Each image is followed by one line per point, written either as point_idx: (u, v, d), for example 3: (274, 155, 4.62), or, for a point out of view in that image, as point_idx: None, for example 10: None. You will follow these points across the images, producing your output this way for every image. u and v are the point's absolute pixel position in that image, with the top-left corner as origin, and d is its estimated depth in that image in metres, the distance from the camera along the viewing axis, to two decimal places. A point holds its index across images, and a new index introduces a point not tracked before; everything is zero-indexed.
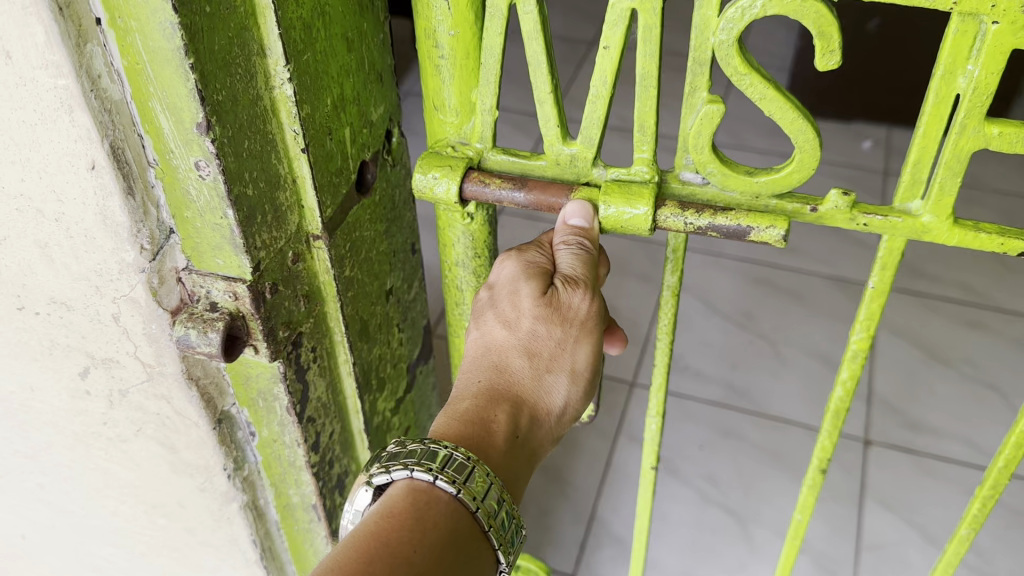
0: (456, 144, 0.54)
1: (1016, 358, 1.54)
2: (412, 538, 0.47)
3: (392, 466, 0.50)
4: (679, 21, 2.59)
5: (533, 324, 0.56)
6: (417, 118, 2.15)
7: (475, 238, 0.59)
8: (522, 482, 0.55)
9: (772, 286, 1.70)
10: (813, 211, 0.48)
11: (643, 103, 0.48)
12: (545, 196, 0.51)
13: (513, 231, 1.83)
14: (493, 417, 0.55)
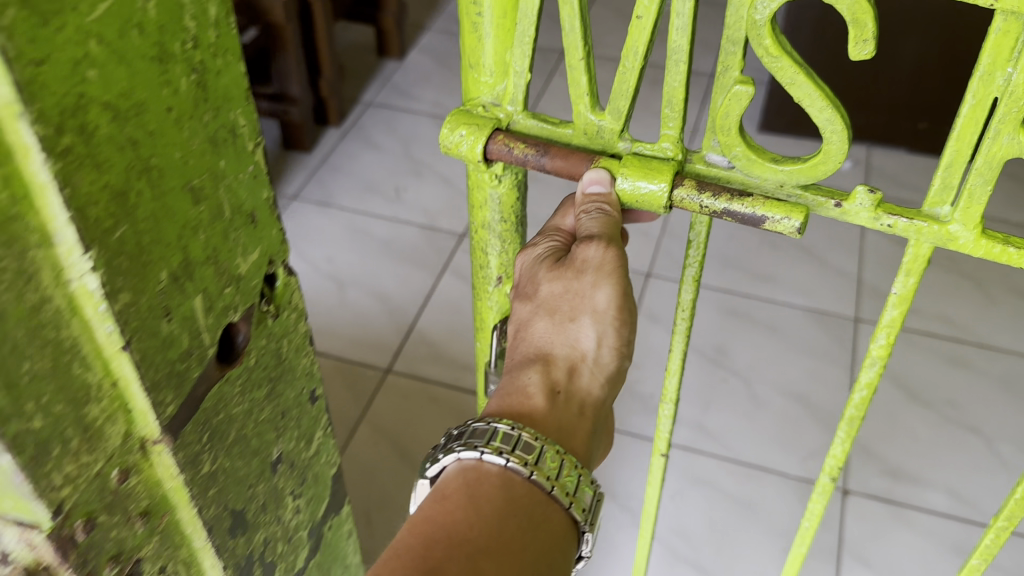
0: (487, 104, 0.54)
1: (998, 399, 1.47)
2: (467, 517, 0.54)
3: (443, 452, 0.56)
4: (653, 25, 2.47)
5: (550, 290, 0.60)
6: (377, 136, 2.04)
7: (504, 201, 0.59)
8: (578, 431, 0.60)
9: (747, 318, 1.62)
10: (837, 208, 0.48)
11: (674, 76, 0.48)
12: (566, 164, 0.52)
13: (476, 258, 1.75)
14: (525, 384, 0.60)
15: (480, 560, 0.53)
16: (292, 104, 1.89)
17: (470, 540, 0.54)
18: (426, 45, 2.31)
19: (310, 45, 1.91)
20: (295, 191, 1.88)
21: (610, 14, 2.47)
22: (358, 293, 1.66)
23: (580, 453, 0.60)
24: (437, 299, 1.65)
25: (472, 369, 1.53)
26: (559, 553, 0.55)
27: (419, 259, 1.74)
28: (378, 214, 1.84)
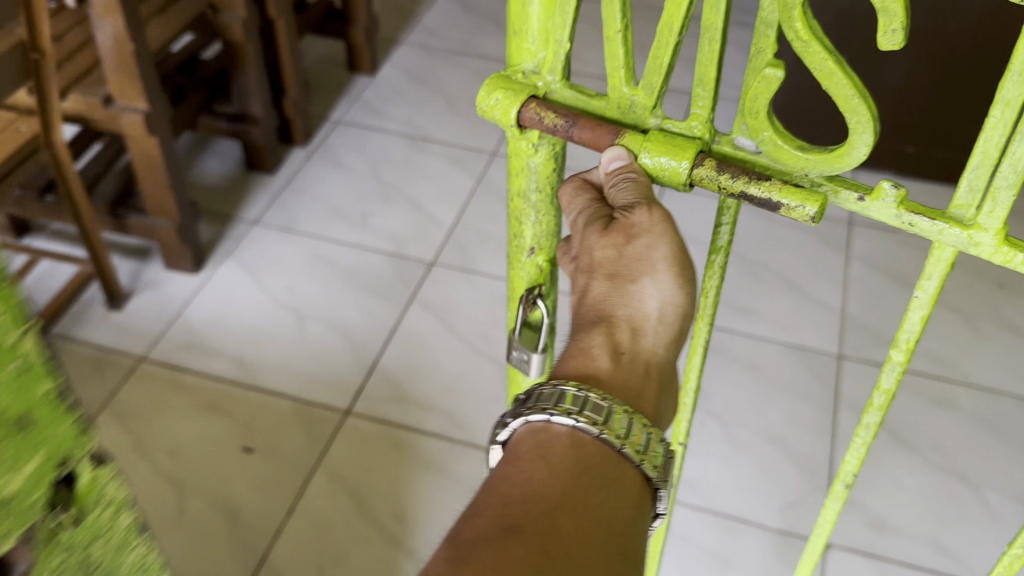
0: (528, 72, 0.57)
1: (985, 444, 1.41)
2: (543, 474, 0.53)
3: (511, 418, 0.56)
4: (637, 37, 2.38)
5: (604, 256, 0.61)
6: (346, 157, 1.96)
7: (541, 170, 0.61)
8: (646, 390, 0.60)
9: (725, 355, 1.55)
10: (862, 201, 0.47)
11: (705, 56, 0.49)
12: (593, 136, 0.54)
13: (445, 288, 1.67)
14: (589, 343, 0.60)
15: (557, 517, 0.51)
16: (253, 125, 1.81)
17: (544, 496, 0.52)
18: (399, 62, 2.24)
19: (274, 63, 1.84)
20: (255, 216, 1.81)
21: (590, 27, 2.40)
22: (320, 325, 1.59)
23: (650, 412, 0.59)
24: (401, 333, 1.58)
25: (436, 410, 1.45)
26: (635, 511, 0.53)
27: (383, 289, 1.67)
28: (343, 241, 1.76)
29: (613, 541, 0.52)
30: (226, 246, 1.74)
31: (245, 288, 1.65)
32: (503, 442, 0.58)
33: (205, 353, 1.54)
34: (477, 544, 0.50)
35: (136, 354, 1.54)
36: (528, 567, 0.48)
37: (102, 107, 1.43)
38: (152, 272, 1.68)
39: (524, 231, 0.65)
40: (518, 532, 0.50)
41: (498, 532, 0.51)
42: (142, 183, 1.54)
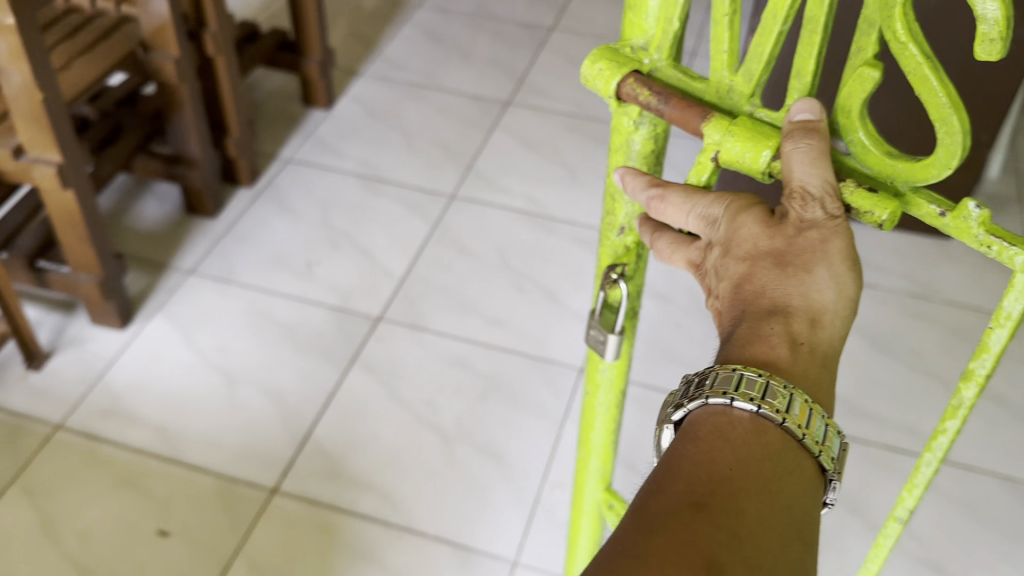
0: (637, 48, 0.63)
1: (965, 530, 1.31)
2: (728, 457, 0.50)
3: (688, 400, 0.54)
4: None
5: (771, 244, 0.56)
6: (297, 200, 1.86)
7: (642, 148, 0.69)
8: (822, 383, 0.54)
9: None
10: (942, 216, 0.51)
11: (805, 50, 0.54)
12: (682, 117, 0.59)
13: (391, 348, 1.56)
14: (764, 332, 0.54)
15: (742, 497, 0.48)
16: (191, 168, 1.71)
17: (728, 475, 0.49)
18: (358, 95, 2.14)
19: (215, 103, 1.73)
20: (192, 265, 1.70)
21: (561, 57, 2.29)
22: (250, 390, 1.48)
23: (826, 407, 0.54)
24: (340, 399, 1.47)
25: (372, 490, 1.34)
26: (810, 500, 0.50)
27: (323, 349, 1.55)
28: (285, 294, 1.66)
29: (793, 527, 0.48)
30: (159, 298, 1.63)
31: (175, 346, 1.54)
32: (677, 422, 0.56)
33: (127, 421, 1.42)
34: (663, 519, 0.47)
35: (53, 422, 1.42)
36: (717, 544, 0.45)
37: (12, 158, 1.31)
38: (77, 327, 1.56)
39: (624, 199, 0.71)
40: (705, 511, 0.47)
41: (683, 506, 0.48)
42: (61, 237, 1.43)
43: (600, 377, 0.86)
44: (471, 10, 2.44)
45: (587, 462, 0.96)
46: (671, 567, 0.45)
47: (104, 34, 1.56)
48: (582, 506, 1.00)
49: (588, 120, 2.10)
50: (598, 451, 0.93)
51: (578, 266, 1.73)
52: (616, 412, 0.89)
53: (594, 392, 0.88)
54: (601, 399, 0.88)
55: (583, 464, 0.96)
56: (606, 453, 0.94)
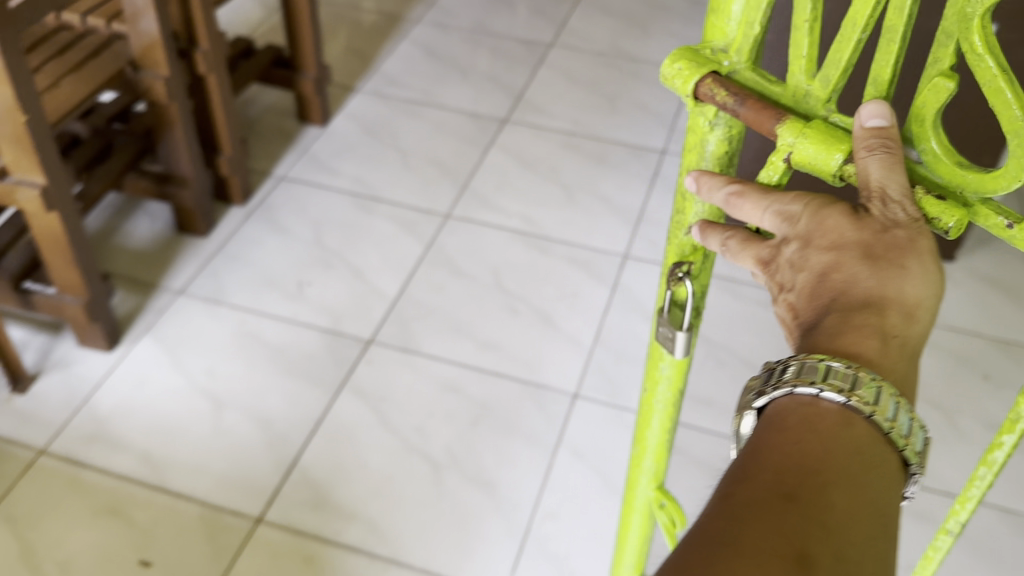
0: (718, 50, 0.59)
1: (966, 565, 1.27)
2: (820, 450, 0.46)
3: (773, 387, 0.50)
4: (611, 83, 2.25)
5: (858, 235, 0.51)
6: (291, 219, 1.84)
7: (717, 151, 0.63)
8: (907, 383, 0.50)
9: (682, 455, 1.41)
10: (1009, 229, 0.47)
11: (883, 57, 0.51)
12: (757, 118, 0.55)
13: (381, 372, 1.53)
14: (852, 326, 0.49)
15: (832, 488, 0.44)
16: (182, 187, 1.69)
17: (819, 467, 0.45)
18: (354, 111, 2.11)
19: (207, 121, 1.71)
20: (182, 285, 1.68)
21: (559, 74, 2.27)
22: (238, 416, 1.45)
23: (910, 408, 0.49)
24: (328, 425, 1.44)
25: (359, 520, 1.31)
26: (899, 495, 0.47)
27: (312, 373, 1.53)
28: (275, 315, 1.63)
29: (884, 522, 0.45)
30: (147, 319, 1.61)
31: (161, 369, 1.52)
32: (759, 410, 0.52)
33: (111, 446, 1.40)
34: (749, 508, 0.44)
35: (37, 447, 1.39)
36: (809, 535, 0.42)
37: None
38: (63, 349, 1.54)
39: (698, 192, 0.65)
40: (797, 502, 0.44)
41: (774, 497, 0.44)
42: (46, 258, 1.41)
43: (659, 371, 0.79)
44: (470, 25, 2.42)
45: (641, 460, 0.88)
46: (761, 557, 0.42)
47: (94, 52, 1.54)
48: (633, 504, 0.94)
49: (586, 138, 2.08)
50: (653, 448, 0.86)
51: (572, 287, 1.70)
52: (674, 410, 0.82)
53: (652, 388, 0.81)
54: (660, 396, 0.81)
55: (636, 461, 0.89)
56: (661, 452, 0.86)
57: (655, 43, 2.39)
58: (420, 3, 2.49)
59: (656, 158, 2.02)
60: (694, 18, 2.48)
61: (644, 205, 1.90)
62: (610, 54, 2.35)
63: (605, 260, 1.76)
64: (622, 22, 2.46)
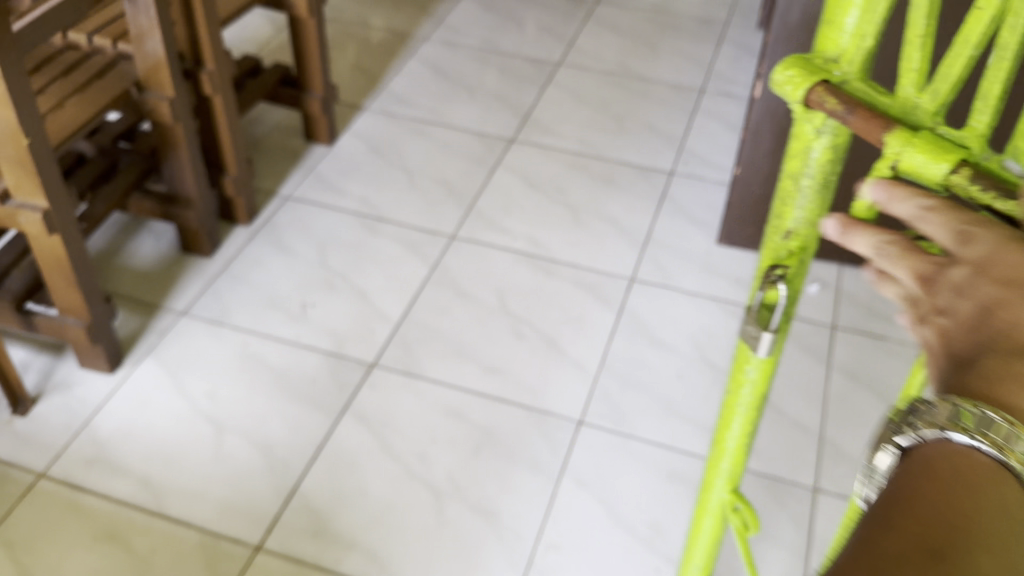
0: (829, 60, 0.61)
1: None
2: (971, 504, 0.41)
3: (924, 427, 0.46)
4: (619, 103, 2.24)
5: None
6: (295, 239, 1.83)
7: (821, 159, 0.64)
8: None
9: (689, 485, 1.38)
10: None
11: (992, 73, 0.54)
12: (867, 125, 0.57)
13: (383, 396, 1.52)
14: (1013, 373, 0.43)
15: (984, 551, 0.39)
16: (187, 208, 1.68)
17: (971, 524, 0.40)
18: (361, 130, 2.11)
19: (212, 142, 1.71)
20: (185, 306, 1.67)
21: (566, 94, 2.26)
22: (239, 440, 1.44)
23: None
24: (329, 451, 1.43)
25: (357, 549, 1.30)
26: None
27: (314, 397, 1.51)
28: (277, 337, 1.62)
29: None
30: (150, 340, 1.60)
31: (163, 391, 1.51)
32: (907, 448, 0.48)
33: (111, 470, 1.39)
34: (891, 564, 0.40)
35: (36, 470, 1.38)
36: None
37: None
38: (66, 370, 1.53)
39: (796, 199, 0.67)
40: (944, 561, 0.39)
41: (919, 551, 0.40)
42: (48, 280, 1.40)
43: (743, 376, 0.82)
44: (478, 44, 2.42)
45: (718, 465, 0.91)
46: None
47: (99, 72, 1.53)
48: (707, 505, 0.96)
49: (593, 158, 2.06)
50: (732, 452, 0.89)
51: (578, 311, 1.68)
52: (755, 414, 0.85)
53: (735, 392, 0.83)
54: (741, 399, 0.83)
55: (714, 464, 0.92)
56: (739, 456, 0.89)
57: (663, 63, 2.38)
58: (428, 21, 2.49)
59: (664, 180, 2.00)
60: (703, 38, 2.47)
61: (651, 227, 1.88)
62: (618, 73, 2.34)
63: (611, 283, 1.75)
64: (631, 42, 2.45)
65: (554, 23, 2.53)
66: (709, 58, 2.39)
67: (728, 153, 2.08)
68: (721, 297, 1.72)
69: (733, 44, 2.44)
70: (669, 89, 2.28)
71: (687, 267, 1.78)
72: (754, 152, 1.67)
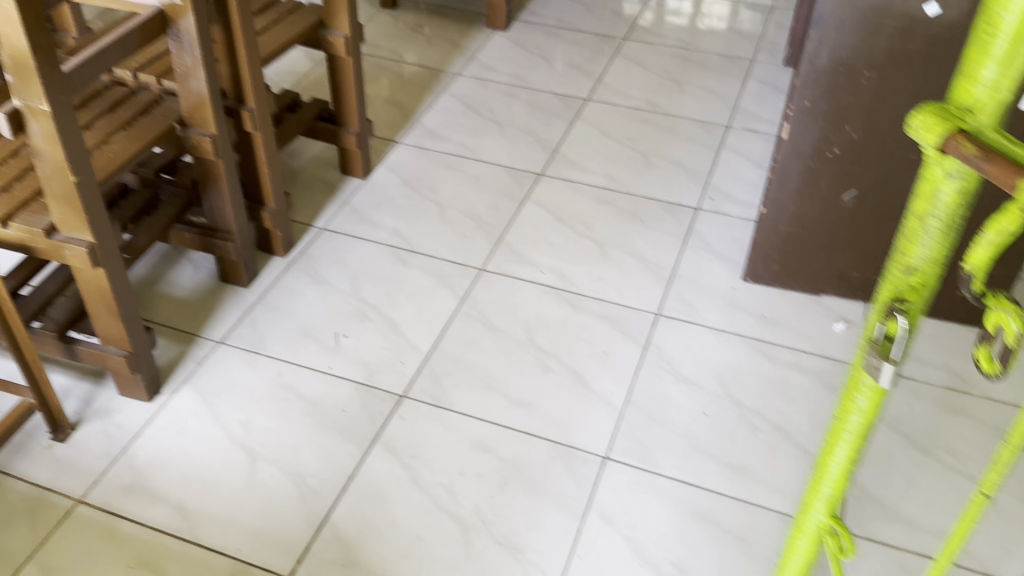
0: (964, 108, 0.63)
1: None
2: None
3: None
4: (647, 139, 2.27)
5: None
6: (330, 270, 1.87)
7: (949, 202, 0.66)
8: None
9: (715, 523, 1.39)
10: None
11: None
12: (1002, 173, 0.59)
13: (412, 428, 1.54)
14: None
15: None
16: (227, 240, 1.73)
17: None
18: (394, 164, 2.17)
19: (252, 176, 1.76)
20: (222, 334, 1.71)
21: (594, 129, 2.30)
22: (272, 470, 1.47)
23: None
24: (359, 482, 1.45)
25: None
26: None
27: (345, 428, 1.54)
28: (311, 367, 1.66)
29: None
30: (187, 368, 1.64)
31: (199, 419, 1.54)
32: None
33: (148, 497, 1.42)
34: None
35: (74, 496, 1.42)
36: None
37: (45, 236, 1.34)
38: (106, 397, 1.57)
39: (923, 236, 0.68)
40: None
41: None
42: (92, 310, 1.45)
43: (853, 404, 0.82)
44: (507, 80, 2.47)
45: (819, 488, 0.93)
46: None
47: (145, 108, 1.59)
48: (805, 526, 0.98)
49: (621, 193, 2.09)
50: (834, 477, 0.90)
51: (605, 345, 1.70)
52: (862, 441, 0.85)
53: (845, 418, 0.84)
54: (850, 426, 0.84)
55: (815, 487, 0.94)
56: (841, 482, 0.90)
57: (690, 99, 2.41)
58: (459, 56, 2.55)
59: (690, 215, 2.03)
60: (730, 75, 2.50)
61: (678, 262, 1.90)
62: (646, 109, 2.37)
63: (638, 317, 1.76)
64: (658, 78, 2.49)
65: (582, 59, 2.58)
66: (736, 94, 2.43)
67: (754, 190, 2.11)
68: (748, 334, 1.74)
69: (760, 80, 2.47)
70: (697, 125, 2.31)
71: (713, 303, 1.80)
72: (781, 191, 1.70)
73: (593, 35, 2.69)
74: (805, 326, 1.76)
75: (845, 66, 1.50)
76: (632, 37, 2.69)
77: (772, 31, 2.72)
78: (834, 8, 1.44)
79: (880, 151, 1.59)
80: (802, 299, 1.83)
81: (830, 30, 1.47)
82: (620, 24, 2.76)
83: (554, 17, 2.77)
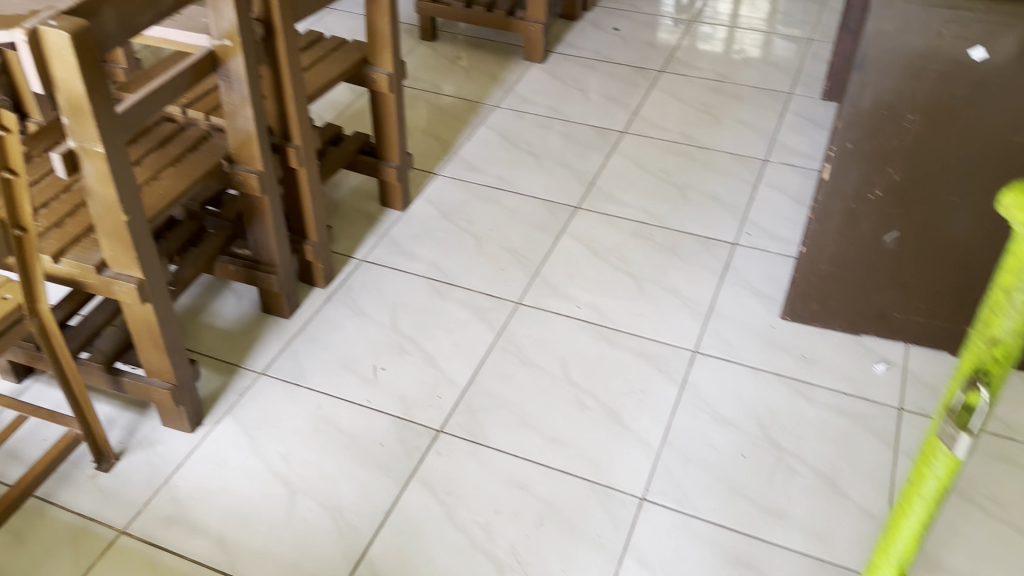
0: None
1: None
2: None
3: None
4: (683, 172, 2.27)
5: None
6: (369, 302, 1.89)
7: None
8: None
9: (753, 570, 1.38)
10: None
11: None
12: None
13: (449, 464, 1.55)
14: None
15: None
16: (270, 272, 1.76)
17: None
18: (432, 196, 2.19)
19: (295, 209, 1.79)
20: (264, 365, 1.73)
21: (630, 162, 2.31)
22: (310, 504, 1.48)
23: None
24: (396, 519, 1.46)
25: None
26: None
27: (382, 463, 1.55)
28: (348, 400, 1.67)
29: None
30: (229, 399, 1.66)
31: (240, 451, 1.56)
32: None
33: (189, 529, 1.44)
34: None
35: (117, 527, 1.44)
36: None
37: (95, 272, 1.37)
38: (149, 427, 1.60)
39: (1007, 310, 0.73)
40: None
41: None
42: (139, 343, 1.48)
43: (929, 470, 0.86)
44: (544, 112, 2.49)
45: (890, 547, 0.98)
46: None
47: (194, 145, 1.63)
48: None
49: (657, 228, 2.09)
50: (906, 538, 0.95)
51: (642, 382, 1.70)
52: (935, 505, 0.89)
53: (920, 482, 0.88)
54: (925, 490, 0.88)
55: (886, 548, 0.99)
56: (912, 543, 0.95)
57: (727, 132, 2.41)
58: (497, 89, 2.58)
59: (728, 251, 2.02)
60: (767, 108, 2.50)
61: (715, 298, 1.89)
62: (683, 142, 2.38)
63: (675, 355, 1.76)
64: (695, 111, 2.50)
65: (619, 91, 2.59)
66: (773, 128, 2.42)
67: (792, 225, 2.09)
68: (786, 374, 1.72)
69: (798, 114, 2.47)
70: (733, 159, 2.31)
71: (750, 341, 1.79)
72: (821, 231, 1.69)
73: (629, 68, 2.70)
74: (845, 367, 1.74)
75: (887, 108, 1.50)
76: (669, 69, 2.70)
77: (810, 64, 2.71)
78: (876, 51, 1.44)
79: (923, 193, 1.58)
80: (840, 338, 1.81)
81: (872, 73, 1.47)
82: (657, 56, 2.77)
83: (591, 49, 2.79)
